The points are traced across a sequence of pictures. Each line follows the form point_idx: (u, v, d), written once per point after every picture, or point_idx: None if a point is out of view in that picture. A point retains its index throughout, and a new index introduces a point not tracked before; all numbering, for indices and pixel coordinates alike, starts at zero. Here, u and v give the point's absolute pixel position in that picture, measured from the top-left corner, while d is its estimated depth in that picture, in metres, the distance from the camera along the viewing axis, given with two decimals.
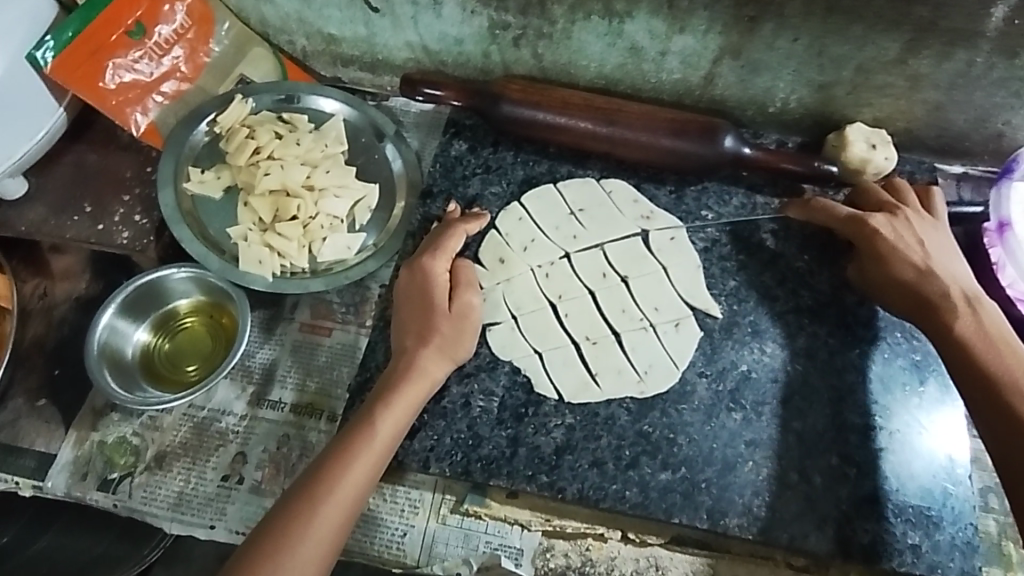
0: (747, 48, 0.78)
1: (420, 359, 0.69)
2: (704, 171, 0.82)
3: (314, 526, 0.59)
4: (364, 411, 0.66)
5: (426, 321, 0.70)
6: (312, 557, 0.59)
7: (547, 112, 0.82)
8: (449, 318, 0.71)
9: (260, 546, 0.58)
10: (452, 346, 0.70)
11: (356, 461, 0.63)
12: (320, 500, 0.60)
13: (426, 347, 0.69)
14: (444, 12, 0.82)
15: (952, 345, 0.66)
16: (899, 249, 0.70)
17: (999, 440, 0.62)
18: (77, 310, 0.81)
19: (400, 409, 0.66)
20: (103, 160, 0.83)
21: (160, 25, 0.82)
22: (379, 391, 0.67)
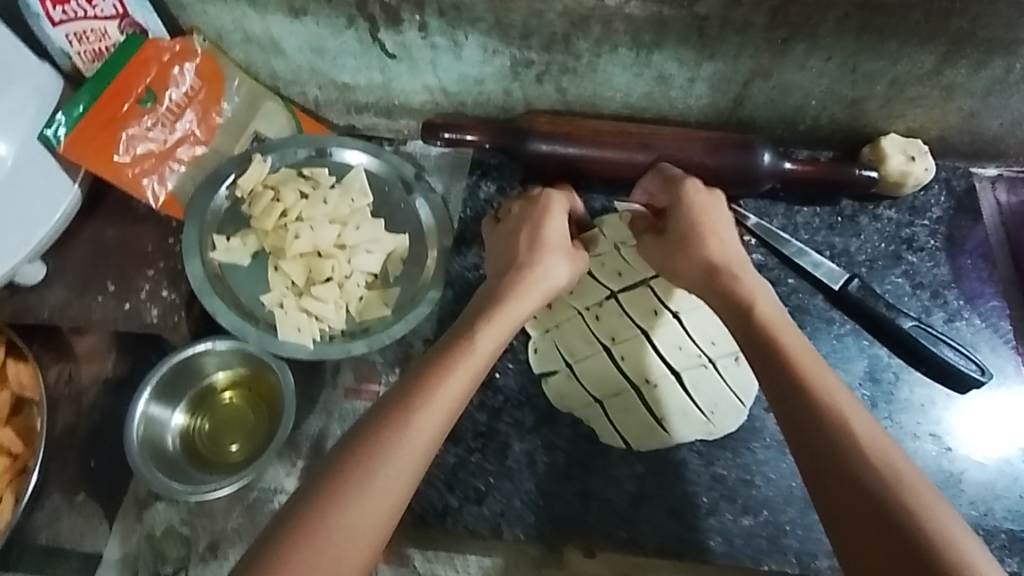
0: (777, 70, 0.75)
1: (520, 280, 0.67)
2: (743, 189, 0.80)
3: (419, 426, 0.54)
4: (458, 330, 0.63)
5: (534, 244, 0.70)
6: (407, 460, 0.52)
7: (578, 147, 0.80)
8: (556, 248, 0.70)
9: (356, 446, 0.53)
10: (555, 268, 0.69)
11: (456, 370, 0.58)
12: (428, 398, 0.56)
13: (528, 267, 0.68)
14: (464, 54, 0.79)
15: (756, 323, 0.60)
16: (709, 240, 0.66)
17: (814, 435, 0.52)
18: (106, 394, 0.77)
19: (502, 322, 0.64)
20: (123, 233, 0.79)
21: (170, 89, 0.79)
22: (474, 313, 0.65)
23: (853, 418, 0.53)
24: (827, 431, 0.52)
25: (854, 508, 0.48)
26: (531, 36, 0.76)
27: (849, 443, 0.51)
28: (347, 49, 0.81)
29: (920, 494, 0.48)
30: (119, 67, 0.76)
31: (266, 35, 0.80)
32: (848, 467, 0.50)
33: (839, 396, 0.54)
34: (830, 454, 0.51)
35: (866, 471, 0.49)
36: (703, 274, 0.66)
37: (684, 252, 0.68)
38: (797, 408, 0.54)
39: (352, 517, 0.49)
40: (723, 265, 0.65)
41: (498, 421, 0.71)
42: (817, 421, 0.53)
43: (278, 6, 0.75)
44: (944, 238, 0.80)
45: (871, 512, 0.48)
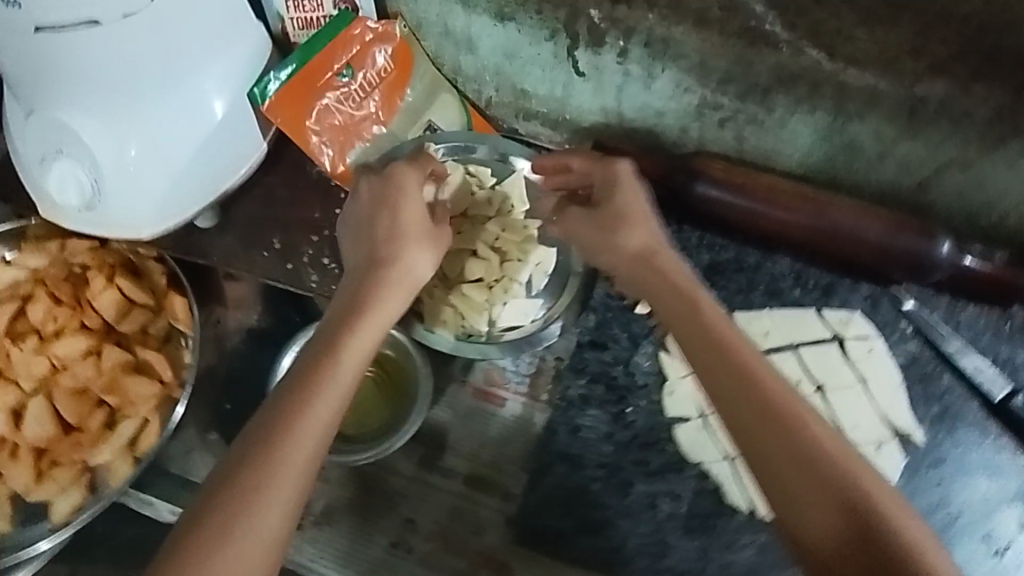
0: (981, 164, 0.72)
1: (388, 270, 0.62)
2: (911, 273, 0.77)
3: (302, 435, 0.52)
4: (327, 329, 0.58)
5: (393, 234, 0.64)
6: (294, 473, 0.51)
7: (748, 198, 0.79)
8: (395, 235, 0.64)
9: (240, 469, 0.51)
10: (425, 260, 0.64)
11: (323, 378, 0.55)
12: (308, 407, 0.53)
13: (394, 228, 0.64)
14: (654, 86, 0.78)
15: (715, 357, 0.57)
16: (643, 225, 0.64)
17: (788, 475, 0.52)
18: (248, 341, 0.80)
19: (371, 325, 0.59)
20: (292, 195, 0.82)
21: (365, 67, 0.81)
22: (344, 310, 0.60)
23: (820, 438, 0.52)
24: (797, 465, 0.52)
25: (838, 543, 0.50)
26: (730, 83, 0.74)
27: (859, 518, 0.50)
28: (537, 59, 0.82)
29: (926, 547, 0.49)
30: (327, 40, 0.78)
31: (464, 33, 0.81)
32: (819, 496, 0.51)
33: (839, 455, 0.52)
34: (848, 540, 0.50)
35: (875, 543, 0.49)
36: (654, 280, 0.63)
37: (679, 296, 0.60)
38: (808, 488, 0.51)
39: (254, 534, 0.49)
40: (651, 251, 0.64)
41: (623, 456, 0.71)
42: (827, 499, 0.51)
43: (488, 8, 0.77)
44: None
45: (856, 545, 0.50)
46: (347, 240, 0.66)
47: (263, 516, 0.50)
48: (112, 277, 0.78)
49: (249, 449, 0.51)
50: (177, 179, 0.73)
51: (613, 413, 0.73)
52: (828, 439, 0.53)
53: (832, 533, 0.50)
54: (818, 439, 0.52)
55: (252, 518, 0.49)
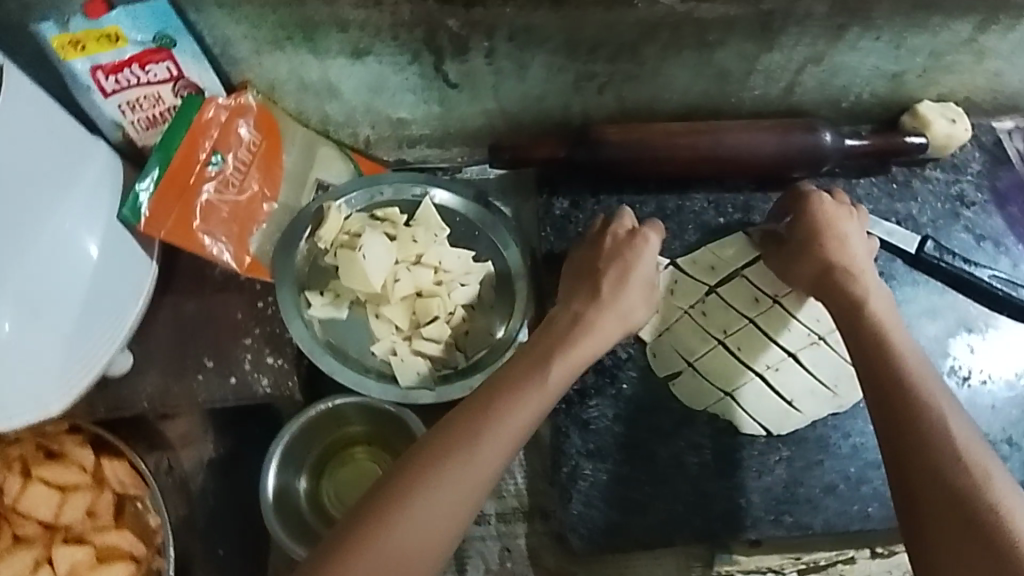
0: (830, 55, 0.80)
1: (604, 313, 0.68)
2: (810, 167, 0.83)
3: (478, 465, 0.55)
4: (534, 356, 0.64)
5: (614, 295, 0.69)
6: (451, 492, 0.54)
7: (651, 151, 0.81)
8: (613, 287, 0.70)
9: (408, 472, 0.55)
10: (634, 305, 0.70)
11: (485, 446, 0.57)
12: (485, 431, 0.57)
13: (622, 279, 0.70)
14: (529, 74, 0.79)
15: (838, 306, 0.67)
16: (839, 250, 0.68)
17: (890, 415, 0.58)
18: (215, 476, 0.73)
19: (576, 358, 0.65)
20: (202, 305, 0.74)
21: (232, 147, 0.75)
22: (551, 342, 0.65)
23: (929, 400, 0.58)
24: (905, 406, 0.58)
25: (929, 477, 0.54)
26: (598, 50, 0.76)
27: (944, 450, 0.55)
28: (406, 84, 0.79)
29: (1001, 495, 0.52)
30: (183, 132, 0.71)
31: (325, 80, 0.77)
32: (915, 434, 0.56)
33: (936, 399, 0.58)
34: (922, 459, 0.55)
35: (948, 469, 0.54)
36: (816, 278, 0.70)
37: (806, 258, 0.70)
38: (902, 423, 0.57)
39: (398, 538, 0.52)
40: (830, 276, 0.69)
41: (637, 430, 0.72)
42: (918, 439, 0.56)
43: (341, 48, 0.73)
44: (991, 190, 0.87)
45: (941, 484, 0.53)
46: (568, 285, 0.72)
47: (410, 520, 0.53)
48: (29, 472, 0.68)
49: (397, 494, 0.54)
50: (73, 343, 0.64)
51: (612, 395, 0.73)
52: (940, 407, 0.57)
53: (923, 471, 0.54)
54: (933, 403, 0.57)
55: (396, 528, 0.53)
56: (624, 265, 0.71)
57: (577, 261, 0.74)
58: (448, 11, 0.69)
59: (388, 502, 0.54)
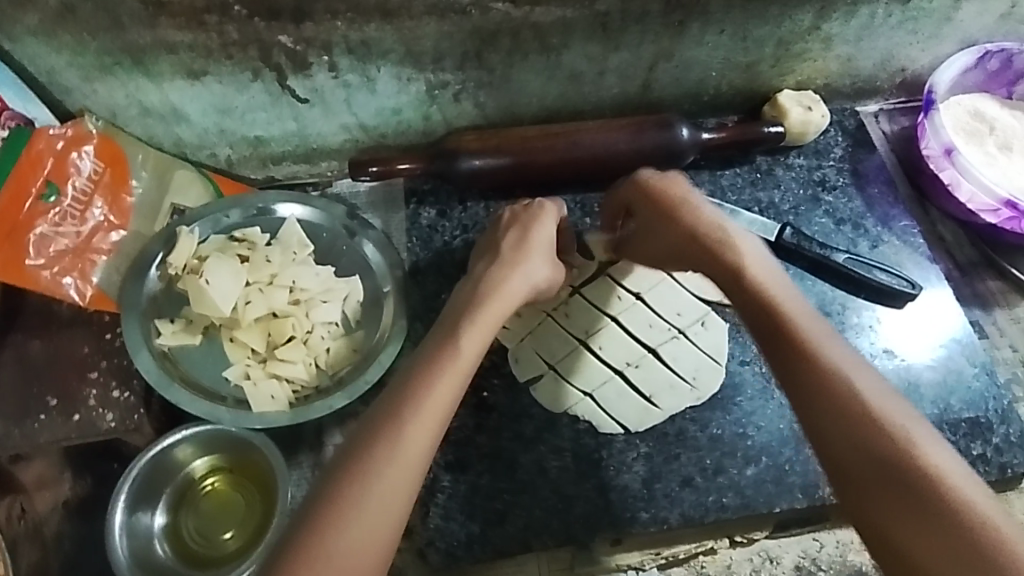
0: (677, 51, 0.80)
1: (508, 274, 0.67)
2: (671, 163, 0.84)
3: (400, 459, 0.53)
4: (445, 330, 0.62)
5: (515, 256, 0.69)
6: (393, 478, 0.52)
7: (508, 158, 0.81)
8: (529, 253, 0.70)
9: (347, 468, 0.53)
10: (536, 268, 0.69)
11: (402, 441, 0.54)
12: (419, 407, 0.56)
13: (526, 243, 0.70)
14: (378, 87, 0.78)
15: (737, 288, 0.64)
16: (676, 209, 0.69)
17: (811, 405, 0.55)
18: (71, 519, 0.69)
19: (484, 320, 0.63)
20: (50, 343, 0.73)
21: (71, 178, 0.74)
22: (458, 312, 0.64)
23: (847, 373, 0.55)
24: (827, 389, 0.55)
25: (868, 463, 0.51)
26: (443, 59, 0.76)
27: (865, 421, 0.53)
28: (253, 103, 0.78)
29: (916, 433, 0.52)
30: (12, 166, 0.70)
31: (166, 103, 0.75)
32: (846, 417, 0.53)
33: (831, 349, 0.58)
34: (856, 437, 0.52)
35: (859, 421, 0.53)
36: (683, 242, 0.68)
37: (667, 219, 0.69)
38: (827, 410, 0.54)
39: (337, 550, 0.49)
40: (697, 235, 0.67)
41: (499, 438, 0.71)
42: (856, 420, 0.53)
43: (176, 71, 0.72)
44: (852, 174, 0.88)
45: (880, 466, 0.51)
46: (478, 262, 0.71)
47: (339, 530, 0.50)
48: None
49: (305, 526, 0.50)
50: None
51: (473, 404, 0.73)
52: (855, 378, 0.55)
53: (866, 456, 0.52)
54: (847, 374, 0.55)
55: (344, 524, 0.50)
56: (532, 234, 0.71)
57: (483, 240, 0.74)
58: (277, 29, 0.69)
59: (330, 508, 0.51)
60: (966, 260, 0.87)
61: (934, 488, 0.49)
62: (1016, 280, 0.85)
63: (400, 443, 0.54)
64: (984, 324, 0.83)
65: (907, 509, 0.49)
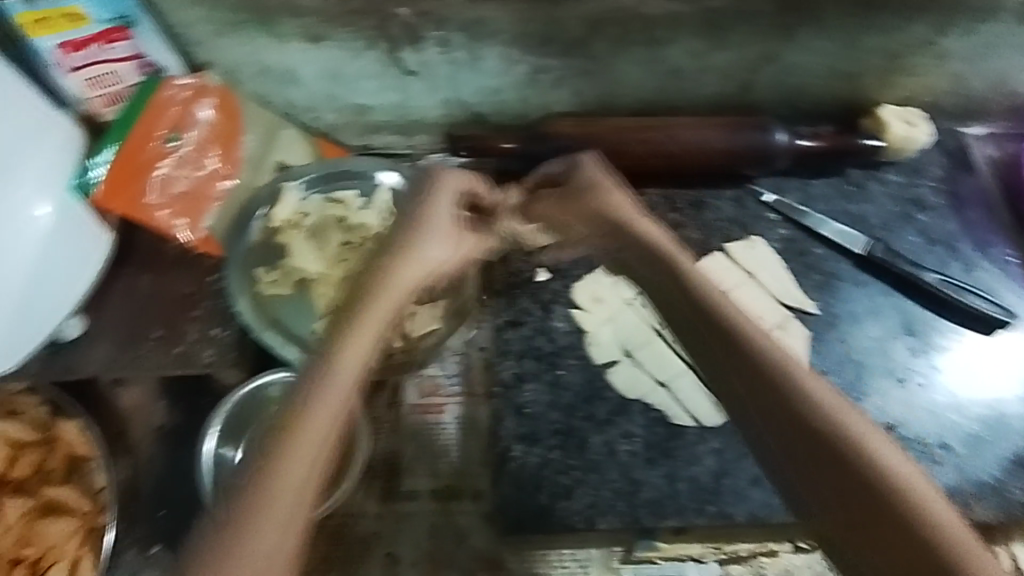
0: (783, 55, 0.80)
1: (411, 257, 0.61)
2: (762, 166, 0.84)
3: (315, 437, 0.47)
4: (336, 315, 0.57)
5: (420, 225, 0.64)
6: (319, 429, 0.48)
7: (602, 147, 0.83)
8: (446, 223, 0.64)
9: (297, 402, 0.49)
10: (435, 247, 0.63)
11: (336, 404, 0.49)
12: (342, 364, 0.51)
13: (429, 212, 0.65)
14: (484, 65, 0.80)
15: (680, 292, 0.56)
16: (597, 194, 0.65)
17: (767, 426, 0.47)
18: (162, 446, 0.73)
19: (387, 299, 0.58)
20: (156, 280, 0.78)
21: (191, 126, 0.77)
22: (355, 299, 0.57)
23: (821, 394, 0.47)
24: (779, 408, 0.47)
25: (843, 495, 0.44)
26: (551, 43, 0.78)
27: (852, 449, 0.44)
28: (363, 71, 0.81)
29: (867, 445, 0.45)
30: (142, 109, 0.74)
31: (283, 64, 0.79)
32: (812, 442, 0.45)
33: (805, 382, 0.48)
34: (823, 464, 0.44)
35: (829, 447, 0.45)
36: (600, 220, 0.64)
37: (579, 202, 0.66)
38: (784, 431, 0.46)
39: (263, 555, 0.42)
40: (620, 224, 0.63)
41: (571, 417, 0.73)
42: (810, 455, 0.45)
43: (298, 34, 0.75)
44: (950, 195, 0.87)
45: (864, 495, 0.43)
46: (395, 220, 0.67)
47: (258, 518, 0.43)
48: None
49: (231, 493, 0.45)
50: (25, 309, 0.69)
51: (549, 381, 0.75)
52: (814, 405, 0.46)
53: (842, 487, 0.44)
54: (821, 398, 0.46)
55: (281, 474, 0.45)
56: (428, 208, 0.65)
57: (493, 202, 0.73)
58: None
59: (254, 477, 0.45)
60: None
61: (895, 502, 0.42)
62: None
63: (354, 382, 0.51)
64: None
65: (857, 524, 0.43)
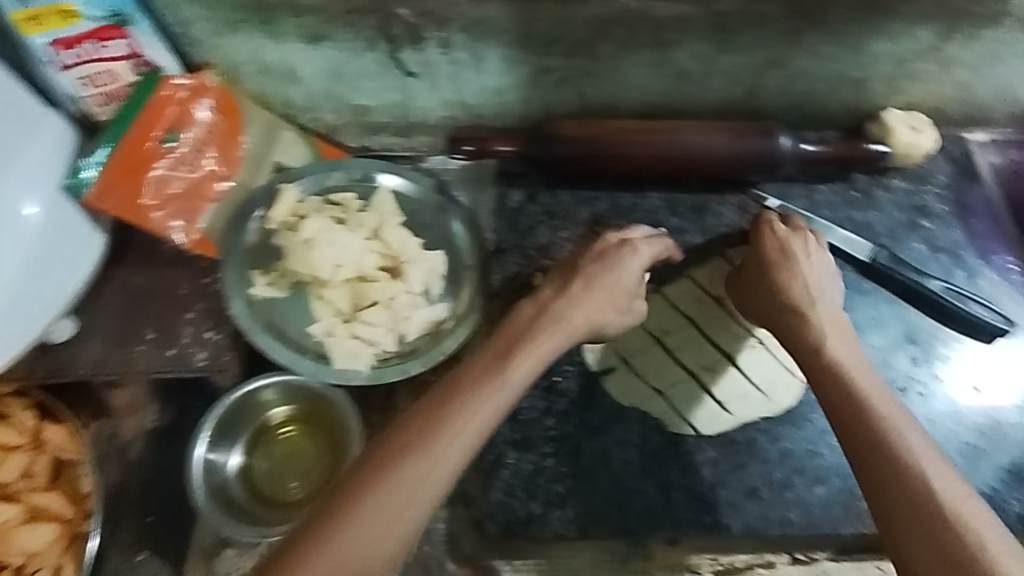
0: (790, 58, 0.79)
1: (577, 312, 0.61)
2: (765, 172, 0.83)
3: (423, 480, 0.48)
4: (489, 353, 0.57)
5: (614, 279, 0.64)
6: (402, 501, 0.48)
7: (604, 149, 0.81)
8: (607, 287, 0.64)
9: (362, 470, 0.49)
10: (603, 311, 0.63)
11: (416, 455, 0.49)
12: (441, 428, 0.50)
13: (593, 271, 0.63)
14: (486, 67, 0.79)
15: (822, 352, 0.59)
16: (793, 281, 0.64)
17: (878, 462, 0.49)
18: (153, 445, 0.75)
19: (536, 352, 0.57)
20: (151, 278, 0.77)
21: (190, 127, 0.76)
22: (513, 336, 0.58)
23: (937, 474, 0.47)
24: (897, 462, 0.48)
25: (927, 554, 0.44)
26: (555, 44, 0.77)
27: (949, 530, 0.44)
28: (364, 71, 0.80)
29: (974, 529, 0.44)
30: (139, 109, 0.73)
31: (283, 63, 0.78)
32: (904, 499, 0.46)
33: (921, 451, 0.49)
34: (917, 527, 0.45)
35: (933, 514, 0.45)
36: (776, 309, 0.64)
37: (766, 286, 0.66)
38: (897, 477, 0.47)
39: (324, 570, 0.45)
40: (799, 309, 0.63)
41: (566, 424, 0.72)
42: (909, 509, 0.46)
43: (299, 34, 0.74)
44: (954, 203, 0.85)
45: (936, 560, 0.44)
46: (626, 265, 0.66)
47: (337, 542, 0.46)
48: None
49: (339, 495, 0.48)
50: (16, 311, 0.67)
51: (544, 387, 0.73)
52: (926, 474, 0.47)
53: (929, 553, 0.44)
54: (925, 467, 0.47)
55: (352, 526, 0.47)
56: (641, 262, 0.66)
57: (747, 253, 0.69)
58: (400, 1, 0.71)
59: (342, 496, 0.48)
60: None
61: (971, 562, 0.43)
62: None
63: (461, 425, 0.51)
64: None
65: None
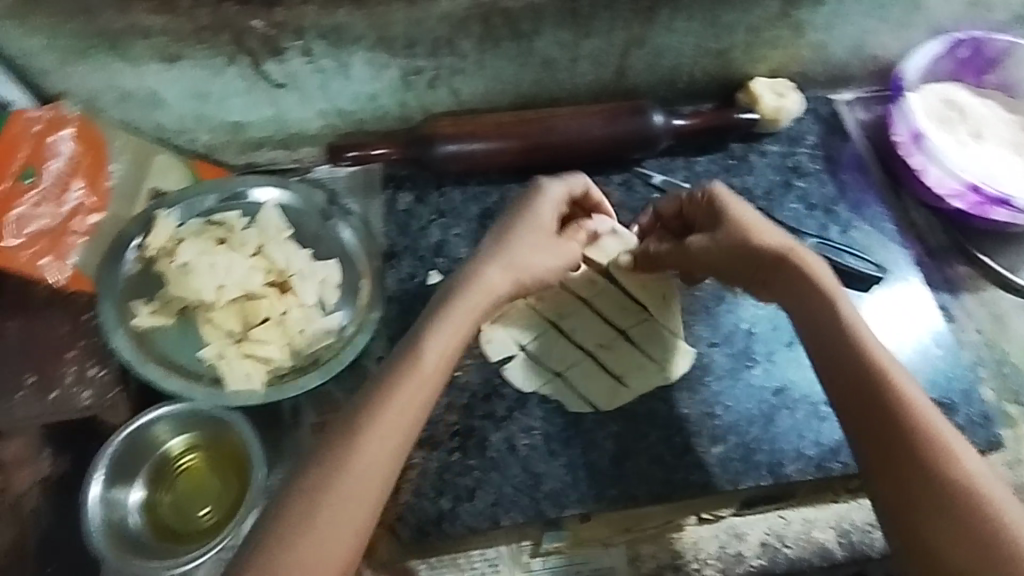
0: (648, 37, 0.81)
1: (494, 267, 0.66)
2: (643, 149, 0.85)
3: (370, 448, 0.56)
4: (422, 324, 0.63)
5: (514, 235, 0.69)
6: (365, 470, 0.55)
7: (483, 143, 0.83)
8: (533, 237, 0.69)
9: (327, 448, 0.56)
10: (535, 256, 0.69)
11: (357, 439, 0.56)
12: (388, 399, 0.58)
13: (523, 216, 0.70)
14: (353, 72, 0.79)
15: (796, 292, 0.67)
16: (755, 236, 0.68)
17: (857, 397, 0.60)
18: (48, 497, 0.71)
19: (463, 314, 0.63)
20: (26, 324, 0.73)
21: (49, 161, 0.75)
22: (439, 305, 0.64)
23: (913, 400, 0.58)
24: (877, 394, 0.59)
25: (902, 466, 0.56)
26: (416, 44, 0.77)
27: (924, 446, 0.56)
28: (229, 89, 0.79)
29: (947, 441, 0.57)
30: None
31: (143, 88, 0.77)
32: (882, 422, 0.58)
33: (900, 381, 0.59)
34: (895, 442, 0.57)
35: (906, 435, 0.57)
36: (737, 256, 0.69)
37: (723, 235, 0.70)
38: (870, 410, 0.59)
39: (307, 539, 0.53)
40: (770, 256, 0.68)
41: (470, 417, 0.72)
42: (894, 432, 0.57)
43: (152, 56, 0.73)
44: (825, 160, 0.89)
45: (913, 472, 0.56)
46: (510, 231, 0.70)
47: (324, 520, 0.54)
48: None
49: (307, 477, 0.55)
50: None
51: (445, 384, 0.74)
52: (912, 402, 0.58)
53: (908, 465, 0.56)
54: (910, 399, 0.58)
55: (323, 507, 0.54)
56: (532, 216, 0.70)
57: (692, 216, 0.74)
58: (248, 13, 0.70)
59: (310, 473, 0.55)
60: (937, 245, 0.88)
61: (938, 471, 0.55)
62: (984, 264, 0.86)
63: (399, 389, 0.58)
64: (952, 307, 0.84)
65: (915, 489, 0.55)
